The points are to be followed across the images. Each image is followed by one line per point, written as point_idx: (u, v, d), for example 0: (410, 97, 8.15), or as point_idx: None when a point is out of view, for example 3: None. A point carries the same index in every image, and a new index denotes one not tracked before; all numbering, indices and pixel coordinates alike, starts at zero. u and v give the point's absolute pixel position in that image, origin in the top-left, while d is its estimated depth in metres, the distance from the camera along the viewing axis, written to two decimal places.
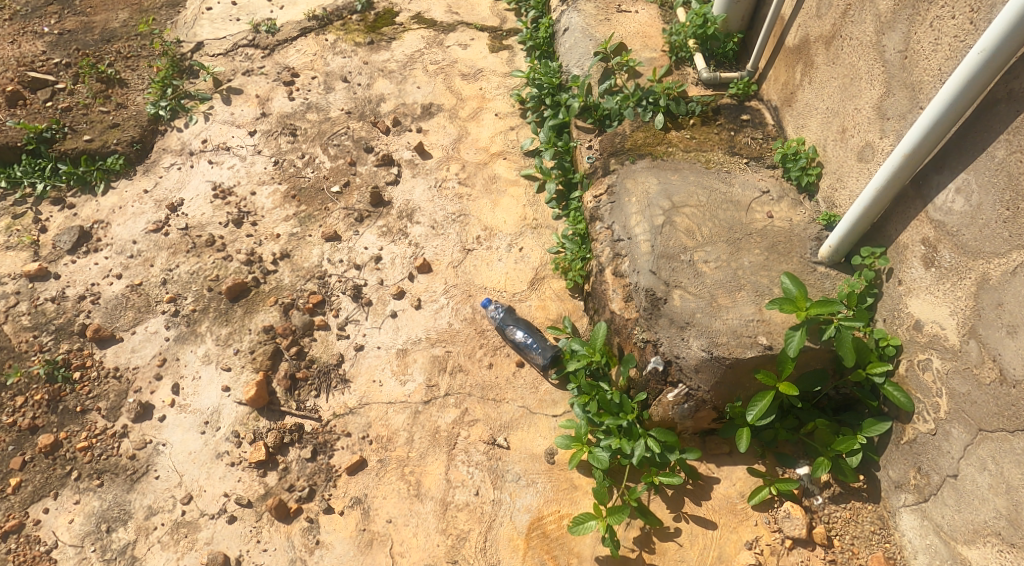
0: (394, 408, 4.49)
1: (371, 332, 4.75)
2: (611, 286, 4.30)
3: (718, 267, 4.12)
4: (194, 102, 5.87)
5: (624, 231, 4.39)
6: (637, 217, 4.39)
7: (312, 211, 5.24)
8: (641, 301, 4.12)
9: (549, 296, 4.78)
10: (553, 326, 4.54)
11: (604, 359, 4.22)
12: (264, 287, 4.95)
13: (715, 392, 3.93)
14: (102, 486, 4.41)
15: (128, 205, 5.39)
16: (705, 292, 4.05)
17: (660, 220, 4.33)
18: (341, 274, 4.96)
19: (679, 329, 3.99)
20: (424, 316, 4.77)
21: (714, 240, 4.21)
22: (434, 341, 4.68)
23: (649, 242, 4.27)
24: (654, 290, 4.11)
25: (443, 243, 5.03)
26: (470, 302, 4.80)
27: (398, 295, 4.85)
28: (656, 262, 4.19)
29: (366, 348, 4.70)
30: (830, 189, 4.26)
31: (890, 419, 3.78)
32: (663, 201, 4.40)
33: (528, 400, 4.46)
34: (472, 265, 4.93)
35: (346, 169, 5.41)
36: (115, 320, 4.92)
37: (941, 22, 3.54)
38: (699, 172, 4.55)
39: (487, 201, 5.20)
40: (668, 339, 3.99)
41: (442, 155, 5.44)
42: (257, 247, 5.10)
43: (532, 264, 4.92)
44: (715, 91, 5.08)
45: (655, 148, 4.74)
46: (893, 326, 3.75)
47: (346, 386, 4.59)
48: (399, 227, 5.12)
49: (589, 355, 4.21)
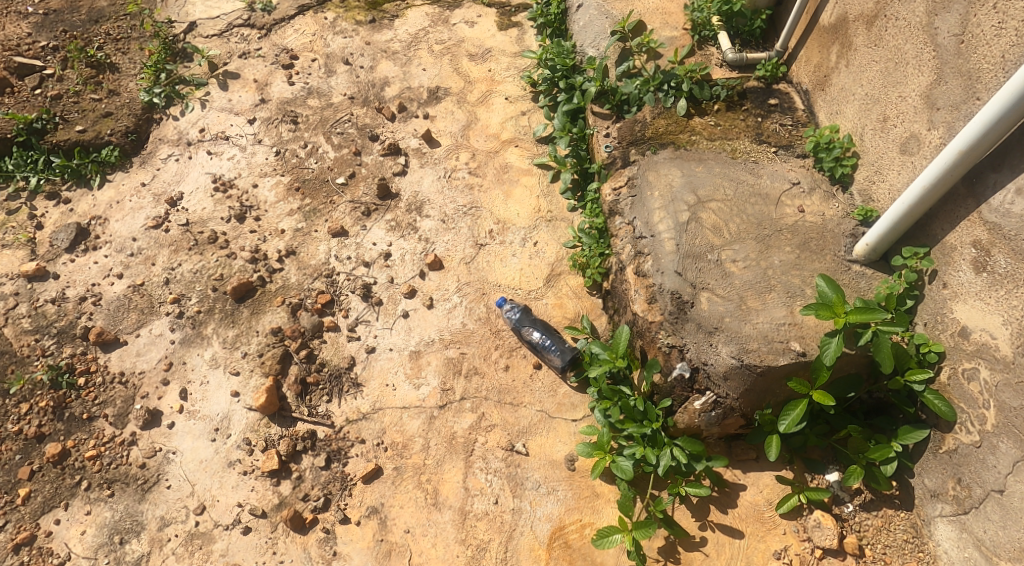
0: (408, 413, 4.32)
1: (382, 333, 4.57)
2: (633, 286, 4.12)
3: (747, 267, 3.95)
4: (189, 88, 5.59)
5: (647, 228, 4.19)
6: (661, 213, 4.19)
7: (317, 204, 5.03)
8: (666, 303, 3.94)
9: (566, 293, 4.60)
10: (571, 327, 4.37)
11: (626, 363, 4.04)
12: (270, 287, 4.76)
13: (744, 400, 3.77)
14: (113, 497, 4.25)
15: (126, 199, 5.15)
16: (733, 294, 3.88)
17: (685, 215, 4.14)
18: (350, 272, 4.77)
19: (707, 334, 3.82)
20: (437, 315, 4.59)
21: (743, 238, 4.03)
22: (449, 343, 4.50)
23: (673, 241, 4.07)
24: (680, 292, 3.93)
25: (455, 237, 4.84)
26: (484, 300, 4.62)
27: (409, 294, 4.66)
28: (682, 261, 4.01)
29: (378, 350, 4.52)
30: (867, 182, 4.05)
31: (929, 426, 3.64)
32: (687, 196, 4.20)
33: (547, 404, 4.30)
34: (485, 261, 4.74)
35: (351, 159, 5.18)
36: (118, 323, 4.72)
37: (1007, 5, 3.35)
38: (725, 162, 4.34)
39: (499, 192, 4.98)
40: (695, 344, 3.82)
41: (452, 143, 5.20)
42: (261, 244, 4.90)
43: (548, 259, 4.73)
44: (740, 72, 4.83)
45: (678, 136, 4.53)
46: (935, 332, 3.59)
47: (359, 390, 4.42)
48: (409, 221, 4.91)
49: (609, 361, 4.01)
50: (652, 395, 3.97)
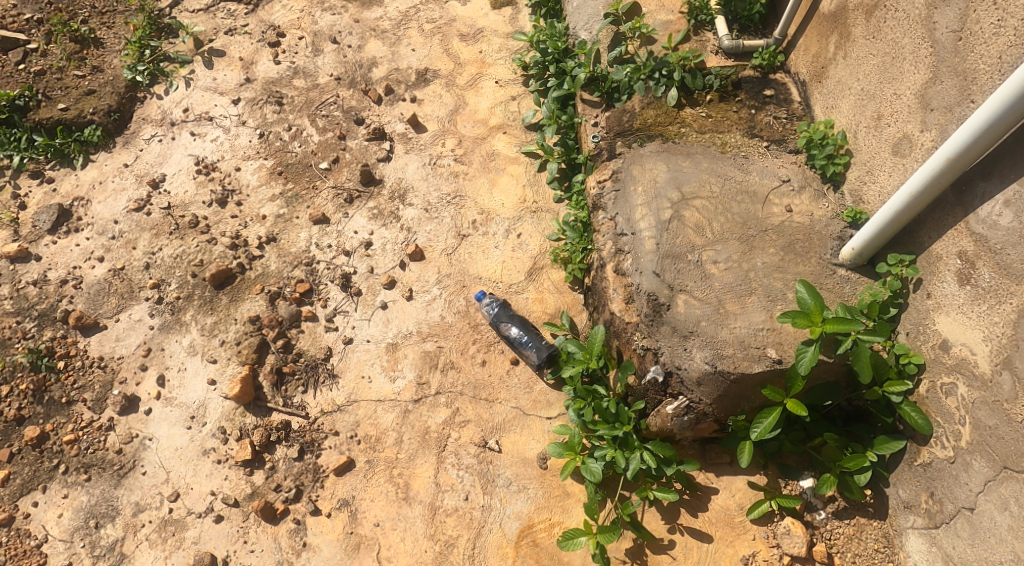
0: (383, 406, 4.30)
1: (360, 324, 4.55)
2: (611, 284, 4.03)
3: (729, 269, 3.84)
4: (174, 65, 5.49)
5: (628, 224, 4.08)
6: (642, 209, 4.08)
7: (300, 190, 4.96)
8: (642, 303, 3.86)
9: (547, 288, 4.56)
10: (549, 323, 4.34)
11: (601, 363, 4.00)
12: (250, 274, 4.72)
13: (718, 406, 3.69)
14: (89, 481, 4.23)
15: (109, 180, 5.11)
16: (712, 297, 3.78)
17: (667, 213, 4.02)
18: (330, 261, 4.73)
19: (681, 338, 3.73)
20: (416, 307, 4.56)
21: (726, 238, 3.92)
22: (426, 336, 4.48)
23: (654, 240, 3.96)
24: (657, 293, 3.84)
25: (437, 227, 4.77)
26: (464, 293, 4.59)
27: (388, 285, 4.62)
28: (660, 261, 3.90)
29: (355, 341, 4.51)
30: (858, 182, 3.89)
31: (905, 438, 3.55)
32: (670, 193, 4.08)
33: (522, 400, 4.27)
34: (466, 252, 4.69)
35: (335, 143, 5.08)
36: (99, 307, 4.68)
37: (1008, 2, 3.15)
38: (714, 157, 4.21)
39: (484, 180, 4.89)
40: (670, 348, 3.73)
41: (438, 128, 5.09)
42: (242, 229, 4.85)
43: (531, 252, 4.67)
44: (736, 60, 4.61)
45: (667, 128, 4.38)
46: (916, 342, 3.48)
47: (334, 381, 4.41)
48: (392, 209, 4.85)
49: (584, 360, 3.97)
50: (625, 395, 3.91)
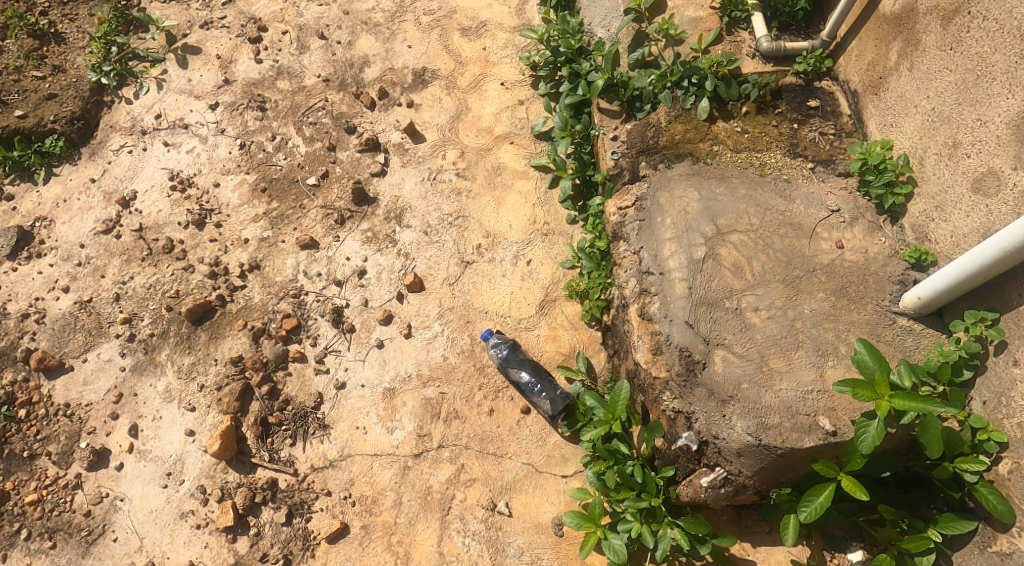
0: (379, 463, 3.90)
1: (354, 365, 4.09)
2: (636, 331, 3.54)
3: (772, 318, 3.34)
4: (144, 64, 4.91)
5: (656, 262, 3.55)
6: (672, 244, 3.54)
7: (284, 210, 4.44)
8: (674, 358, 3.37)
9: (561, 323, 4.09)
10: (564, 367, 3.91)
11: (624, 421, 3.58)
12: (231, 307, 4.23)
13: (760, 478, 3.23)
14: (55, 549, 3.83)
15: (74, 198, 4.59)
16: (753, 352, 3.29)
17: (702, 250, 3.49)
18: (319, 292, 4.24)
19: (719, 403, 3.26)
20: (416, 346, 4.10)
21: (768, 280, 3.41)
22: (427, 380, 4.03)
23: (686, 282, 3.45)
24: (690, 347, 3.35)
25: (439, 252, 4.28)
26: (469, 330, 4.11)
27: (384, 321, 4.15)
28: (694, 308, 3.40)
29: (348, 386, 4.06)
30: (924, 218, 3.34)
31: (978, 519, 3.09)
32: (703, 226, 3.54)
33: (534, 456, 3.87)
34: (470, 282, 4.21)
35: (324, 155, 4.54)
36: (63, 345, 4.22)
37: None
38: (751, 182, 3.64)
39: (490, 198, 4.37)
40: (705, 413, 3.27)
41: (437, 138, 4.54)
42: (222, 255, 4.34)
43: (542, 282, 4.18)
44: (776, 65, 3.97)
45: (697, 146, 3.79)
46: (996, 416, 3.02)
47: (326, 433, 3.98)
48: (388, 232, 4.34)
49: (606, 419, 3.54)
50: (652, 458, 3.51)
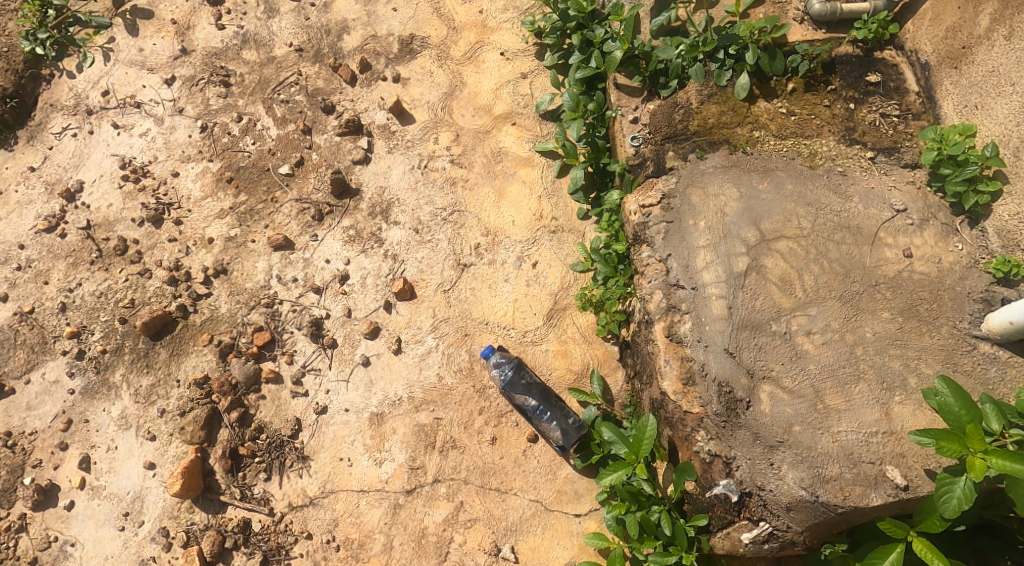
0: (367, 500, 3.50)
1: (336, 387, 3.62)
2: (661, 354, 2.99)
3: (827, 344, 2.79)
4: (86, 30, 4.10)
5: (688, 275, 2.97)
6: (707, 252, 2.96)
7: (254, 204, 3.80)
8: (711, 392, 2.85)
9: (572, 337, 3.61)
10: (576, 390, 3.45)
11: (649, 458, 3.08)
12: (194, 319, 3.67)
13: (811, 534, 2.73)
14: None
15: (10, 190, 3.93)
16: (806, 386, 2.76)
17: (744, 260, 2.90)
18: (296, 300, 3.71)
19: (766, 449, 2.75)
20: (406, 364, 3.63)
21: (823, 298, 2.83)
22: (420, 404, 3.58)
23: (725, 300, 2.88)
24: (731, 382, 2.82)
25: (432, 253, 3.75)
26: (467, 345, 3.64)
27: (370, 334, 3.66)
28: (735, 332, 2.85)
29: (330, 411, 3.60)
30: (1015, 222, 2.77)
31: None
32: (744, 231, 2.94)
33: (543, 491, 3.47)
34: (468, 288, 3.70)
35: (298, 139, 3.87)
36: (3, 363, 3.68)
37: None
38: (800, 175, 2.99)
39: (490, 189, 3.82)
40: (750, 460, 2.77)
41: (428, 118, 3.92)
42: (184, 258, 3.74)
43: (549, 287, 3.67)
44: (829, 31, 3.26)
45: (735, 132, 3.12)
46: None
47: (306, 466, 3.54)
48: (373, 231, 3.79)
49: (628, 456, 3.06)
50: (679, 503, 3.02)
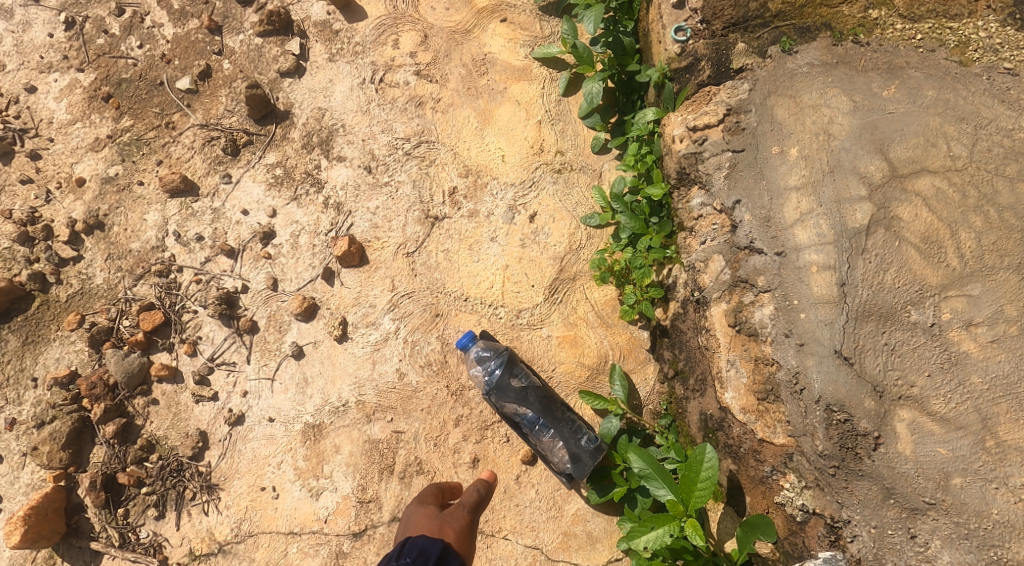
0: (298, 546, 2.54)
1: (257, 389, 2.63)
2: (721, 351, 2.05)
3: (1001, 343, 1.75)
4: None
5: (772, 234, 1.94)
6: (803, 195, 1.91)
7: (140, 130, 2.73)
8: (815, 420, 1.86)
9: (584, 318, 2.58)
10: (589, 393, 2.44)
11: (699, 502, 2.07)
12: (58, 293, 2.65)
13: None
14: None
15: None
16: (967, 410, 1.76)
17: (865, 210, 1.86)
18: (200, 267, 2.67)
19: (902, 512, 1.79)
20: (353, 357, 2.62)
21: (993, 270, 1.77)
22: (373, 412, 2.59)
23: (835, 273, 1.86)
24: (849, 404, 1.83)
25: (389, 201, 2.70)
26: (438, 330, 2.62)
27: (304, 315, 2.64)
28: (853, 326, 1.83)
29: (248, 421, 2.62)
30: None
31: None
32: (863, 162, 1.88)
33: (544, 535, 2.49)
34: (439, 250, 2.67)
35: (203, 41, 2.78)
36: None
37: None
38: (946, 76, 1.87)
39: (470, 112, 2.75)
40: (875, 529, 1.81)
41: (385, 12, 2.81)
42: (43, 207, 2.69)
43: (553, 249, 2.64)
44: None
45: (840, 12, 1.98)
46: None
47: (215, 498, 2.58)
48: (308, 169, 2.72)
49: (673, 501, 2.07)
50: None
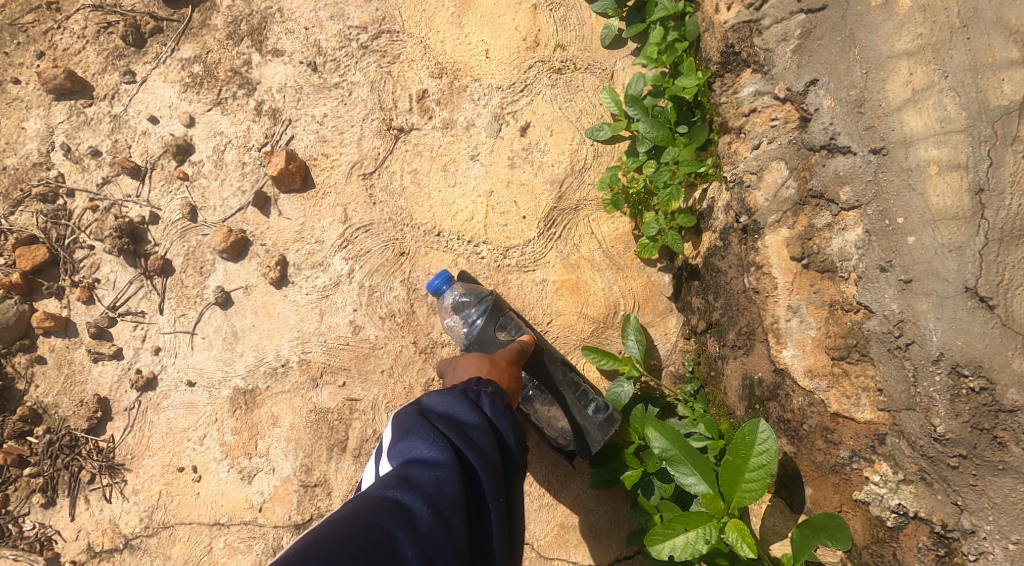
0: (226, 543, 2.00)
1: (172, 347, 2.08)
2: (779, 295, 1.59)
3: None
4: None
5: (866, 123, 1.46)
6: (918, 63, 1.42)
7: (14, 12, 2.17)
8: (932, 389, 1.38)
9: (589, 257, 2.02)
10: (591, 351, 1.89)
11: (744, 497, 1.54)
12: None
13: None
14: None
15: None
16: None
17: (1016, 80, 1.36)
18: (96, 191, 2.13)
19: None
20: (295, 306, 2.06)
21: None
22: (321, 375, 2.04)
23: (967, 175, 1.37)
24: (986, 366, 1.34)
25: (340, 107, 2.12)
26: (403, 272, 2.06)
27: (232, 253, 2.07)
28: (994, 253, 1.35)
29: (162, 386, 2.07)
30: None
31: None
32: (1013, 11, 1.37)
33: (538, 530, 1.97)
34: (405, 171, 2.10)
35: None
36: None
37: None
38: None
39: None
40: (1015, 546, 1.34)
41: None
42: None
43: (551, 169, 2.07)
44: None
45: None
46: None
47: (119, 481, 2.04)
48: (235, 66, 2.14)
49: (710, 495, 1.55)
50: None
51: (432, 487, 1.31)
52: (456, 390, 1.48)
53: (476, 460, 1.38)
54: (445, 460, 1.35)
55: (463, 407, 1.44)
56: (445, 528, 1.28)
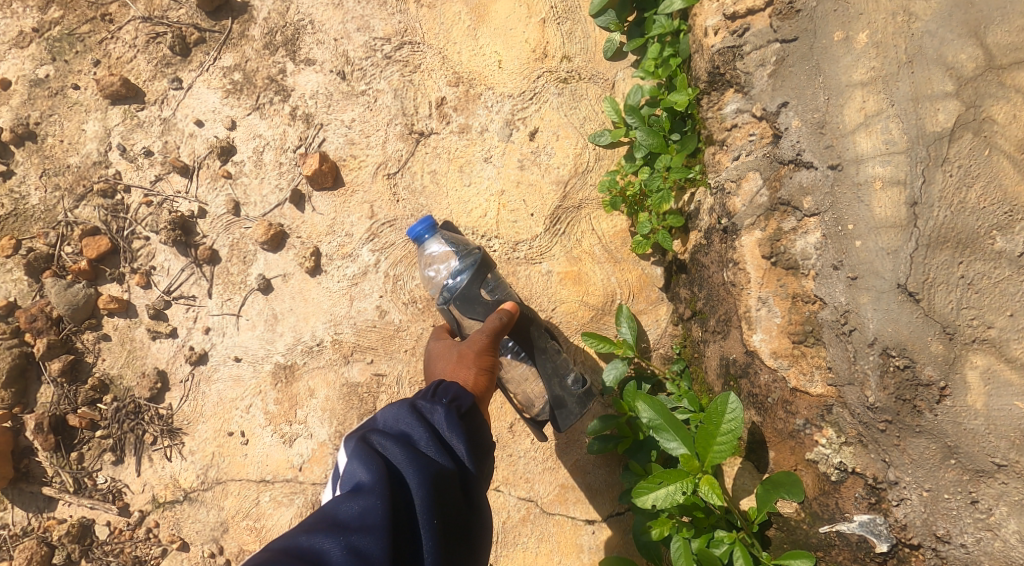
0: (271, 497, 2.31)
1: (220, 326, 2.37)
2: (751, 287, 1.88)
3: None
4: None
5: (826, 142, 1.76)
6: (870, 92, 1.72)
7: (72, 23, 2.44)
8: (867, 366, 1.69)
9: (590, 252, 2.32)
10: (591, 335, 2.19)
11: (717, 459, 1.84)
12: None
13: None
14: None
15: None
16: None
17: (949, 110, 1.65)
18: (150, 187, 2.41)
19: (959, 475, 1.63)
20: (328, 291, 2.36)
21: None
22: (352, 352, 2.34)
23: (904, 190, 1.67)
24: (912, 348, 1.65)
25: (367, 112, 2.40)
26: None
27: (273, 244, 2.36)
28: (922, 255, 1.65)
29: (212, 361, 2.37)
30: None
31: None
32: (950, 50, 1.66)
33: (541, 488, 2.28)
34: (426, 172, 2.38)
35: None
36: None
37: None
38: None
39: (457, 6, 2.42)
40: (928, 493, 1.65)
41: None
42: None
43: (555, 172, 2.36)
44: None
45: None
46: None
47: (177, 443, 2.35)
48: (272, 74, 2.42)
49: (688, 455, 1.85)
50: (760, 533, 1.86)
51: (360, 509, 1.50)
52: (404, 413, 1.70)
53: (409, 478, 1.57)
54: (378, 479, 1.55)
55: (406, 427, 1.67)
56: (369, 543, 1.47)
